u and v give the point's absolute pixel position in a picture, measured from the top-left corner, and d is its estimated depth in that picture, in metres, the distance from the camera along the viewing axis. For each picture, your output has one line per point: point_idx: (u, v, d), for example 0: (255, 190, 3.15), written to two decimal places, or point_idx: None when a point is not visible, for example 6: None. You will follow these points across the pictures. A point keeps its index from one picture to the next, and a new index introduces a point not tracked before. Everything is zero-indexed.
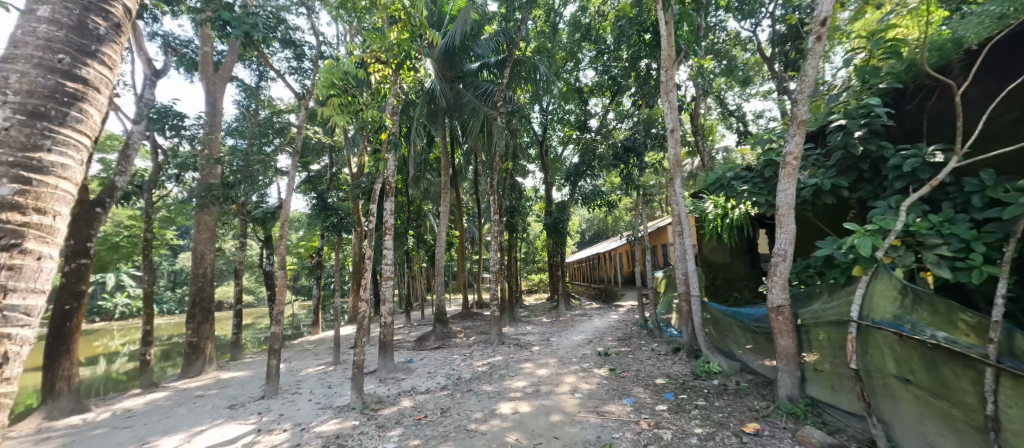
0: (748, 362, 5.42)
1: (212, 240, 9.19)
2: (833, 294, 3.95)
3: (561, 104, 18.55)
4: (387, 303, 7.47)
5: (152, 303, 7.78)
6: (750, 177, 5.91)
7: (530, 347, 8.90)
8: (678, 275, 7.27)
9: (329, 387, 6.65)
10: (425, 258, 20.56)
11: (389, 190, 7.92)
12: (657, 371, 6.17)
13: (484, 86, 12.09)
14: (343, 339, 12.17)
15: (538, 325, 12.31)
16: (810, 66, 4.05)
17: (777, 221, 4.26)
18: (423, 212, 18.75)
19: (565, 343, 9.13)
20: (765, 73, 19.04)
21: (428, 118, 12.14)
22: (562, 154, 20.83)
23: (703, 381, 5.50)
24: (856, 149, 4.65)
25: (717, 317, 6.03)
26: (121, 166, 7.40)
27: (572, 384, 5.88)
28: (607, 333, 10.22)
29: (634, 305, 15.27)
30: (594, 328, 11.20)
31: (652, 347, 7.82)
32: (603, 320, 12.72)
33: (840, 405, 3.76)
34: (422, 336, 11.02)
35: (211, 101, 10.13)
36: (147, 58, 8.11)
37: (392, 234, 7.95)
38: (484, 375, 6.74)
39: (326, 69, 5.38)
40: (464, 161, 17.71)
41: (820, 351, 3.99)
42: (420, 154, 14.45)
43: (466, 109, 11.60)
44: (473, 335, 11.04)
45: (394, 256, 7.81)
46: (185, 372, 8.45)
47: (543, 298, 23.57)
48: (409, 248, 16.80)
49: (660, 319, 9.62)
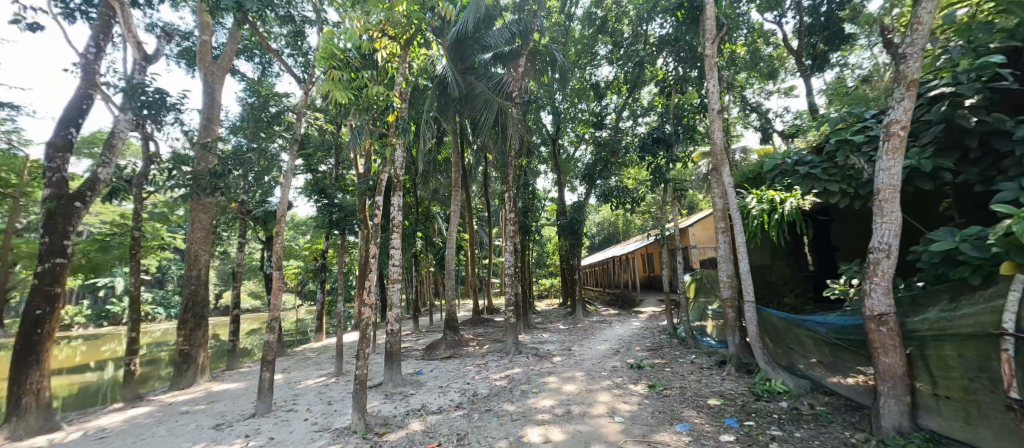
0: (823, 380, 4.58)
1: (208, 241, 8.51)
2: (959, 298, 3.11)
3: (574, 101, 17.85)
4: (393, 308, 6.68)
5: (137, 307, 7.09)
6: (817, 163, 5.06)
7: (551, 358, 8.04)
8: (721, 278, 6.44)
9: (328, 404, 5.87)
10: (433, 261, 19.79)
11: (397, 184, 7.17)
12: (706, 389, 5.30)
13: (497, 77, 11.38)
14: (347, 346, 11.44)
15: (555, 332, 11.48)
16: (927, 9, 3.21)
17: (879, 207, 3.43)
18: (433, 214, 18.02)
19: (590, 354, 8.26)
20: (788, 68, 18.20)
21: (439, 112, 11.48)
22: (575, 154, 20.10)
23: (767, 403, 4.63)
24: (969, 120, 3.74)
25: (778, 326, 5.22)
26: (104, 158, 6.75)
27: (608, 404, 5.02)
28: (633, 342, 9.36)
29: (655, 311, 14.37)
30: (617, 336, 10.35)
31: (691, 360, 6.94)
32: (625, 328, 11.80)
33: (978, 444, 2.94)
34: (432, 344, 10.23)
35: (208, 94, 9.51)
36: (137, 42, 7.55)
37: (400, 232, 7.20)
38: (504, 392, 5.91)
39: (325, 39, 4.65)
40: (475, 160, 16.96)
41: (944, 372, 3.15)
42: (430, 151, 13.80)
43: (479, 101, 10.86)
44: (487, 343, 10.24)
45: (402, 256, 7.04)
46: (175, 383, 7.72)
47: (556, 303, 22.68)
48: (417, 250, 16.02)
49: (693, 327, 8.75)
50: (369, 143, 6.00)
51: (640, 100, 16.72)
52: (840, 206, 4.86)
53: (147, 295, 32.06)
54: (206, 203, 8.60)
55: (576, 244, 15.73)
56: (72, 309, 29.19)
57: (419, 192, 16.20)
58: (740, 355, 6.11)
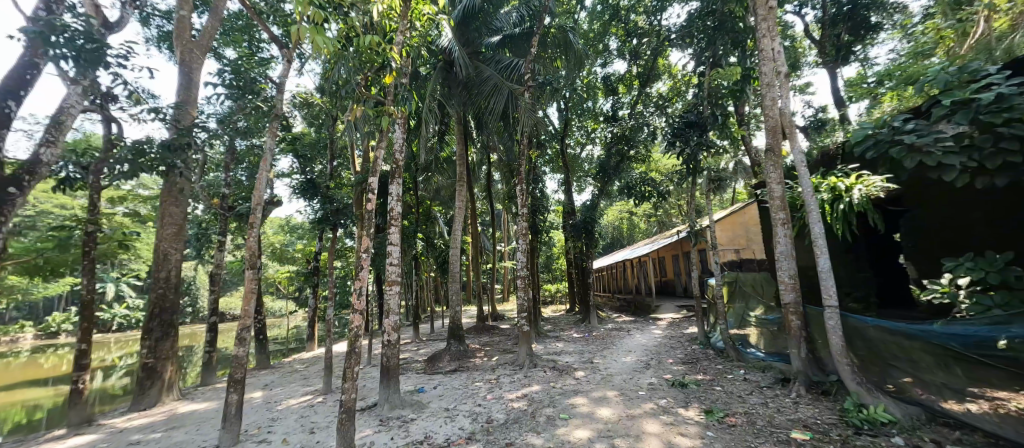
0: (947, 408, 3.54)
1: (180, 239, 7.40)
2: None
3: (585, 95, 16.81)
4: (391, 315, 5.68)
5: (87, 315, 6.01)
6: (921, 131, 4.03)
7: (573, 372, 6.96)
8: (781, 279, 5.45)
9: (310, 433, 4.81)
10: (434, 265, 18.68)
11: (398, 168, 6.26)
12: (780, 417, 4.25)
13: (507, 60, 10.26)
14: (339, 358, 10.30)
15: (570, 341, 10.40)
16: None
17: None
18: (434, 214, 16.95)
19: (617, 367, 7.18)
20: (812, 61, 17.18)
21: (443, 98, 10.44)
22: (585, 152, 19.05)
23: (874, 439, 3.57)
24: None
25: (875, 338, 4.23)
26: (48, 137, 5.71)
27: (662, 437, 3.97)
28: (661, 353, 8.29)
29: (675, 318, 13.26)
30: (641, 345, 9.29)
31: (743, 377, 5.88)
32: (646, 336, 10.72)
33: None
34: (434, 355, 9.13)
35: (185, 75, 8.54)
36: (95, 5, 6.54)
37: (400, 225, 6.19)
38: (525, 418, 4.84)
39: None
40: (479, 156, 15.97)
41: None
42: (431, 145, 12.75)
43: (487, 85, 9.84)
44: (496, 353, 9.16)
45: (401, 254, 6.00)
46: (134, 404, 6.62)
47: (562, 309, 21.55)
48: (418, 253, 14.93)
49: (734, 336, 7.68)
50: (362, 109, 4.84)
51: (654, 93, 15.80)
52: (955, 185, 3.87)
53: (139, 302, 30.87)
54: (180, 196, 7.50)
55: (588, 245, 14.70)
56: (60, 315, 27.95)
57: (420, 189, 15.17)
58: (810, 373, 5.11)
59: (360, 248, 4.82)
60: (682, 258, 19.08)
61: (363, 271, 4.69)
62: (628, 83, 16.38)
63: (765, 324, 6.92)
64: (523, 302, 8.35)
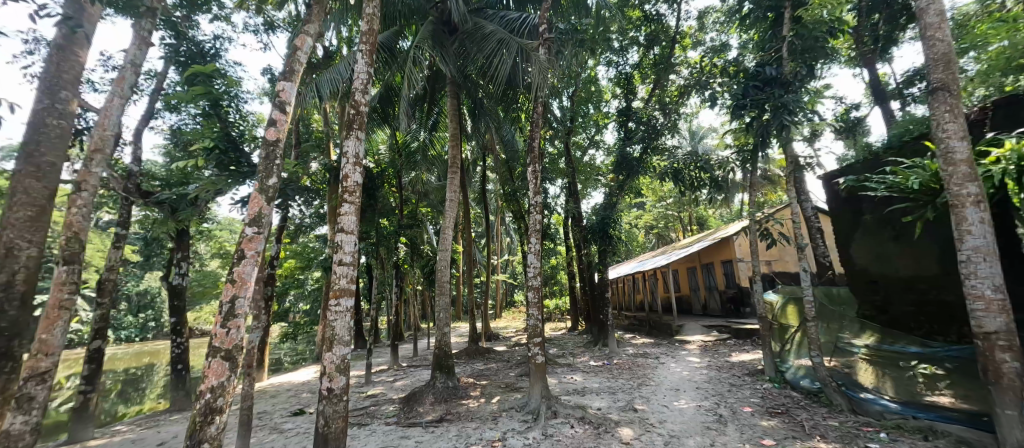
0: None
1: (43, 228, 4.43)
2: None
3: (593, 87, 14.92)
4: (338, 345, 3.54)
5: None
6: None
7: (618, 431, 4.67)
8: (974, 293, 3.40)
9: None
10: (421, 278, 16.29)
11: (356, 115, 4.15)
12: None
13: (513, 13, 8.14)
14: (287, 396, 7.78)
15: (590, 372, 8.12)
16: None
17: None
18: (423, 218, 14.66)
19: (677, 421, 4.94)
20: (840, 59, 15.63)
21: (440, 53, 8.27)
22: (592, 152, 17.05)
23: None
24: None
25: None
26: None
27: None
28: (725, 394, 6.05)
29: (708, 341, 11.07)
30: (687, 381, 7.04)
31: None
32: (683, 366, 8.50)
33: None
34: (413, 394, 6.71)
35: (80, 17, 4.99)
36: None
37: (358, 203, 3.95)
38: None
39: None
40: (475, 153, 13.83)
41: None
42: (417, 131, 10.60)
43: (488, 43, 7.72)
44: (497, 393, 6.84)
45: (357, 249, 3.84)
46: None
47: (565, 329, 19.13)
48: (400, 262, 12.63)
49: (832, 372, 5.52)
50: None
51: (672, 87, 14.00)
52: None
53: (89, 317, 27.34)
54: None
55: (601, 255, 12.56)
56: None
57: (405, 188, 12.95)
58: None
59: (248, 220, 3.46)
60: (699, 272, 17.24)
61: (246, 264, 3.27)
62: (643, 74, 14.52)
63: (886, 357, 4.88)
64: (535, 322, 6.08)
